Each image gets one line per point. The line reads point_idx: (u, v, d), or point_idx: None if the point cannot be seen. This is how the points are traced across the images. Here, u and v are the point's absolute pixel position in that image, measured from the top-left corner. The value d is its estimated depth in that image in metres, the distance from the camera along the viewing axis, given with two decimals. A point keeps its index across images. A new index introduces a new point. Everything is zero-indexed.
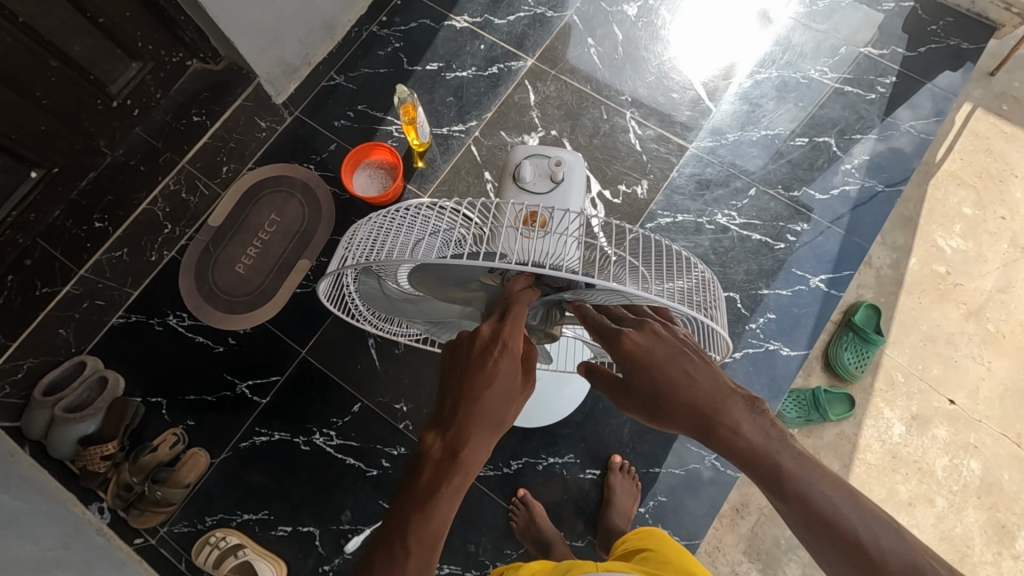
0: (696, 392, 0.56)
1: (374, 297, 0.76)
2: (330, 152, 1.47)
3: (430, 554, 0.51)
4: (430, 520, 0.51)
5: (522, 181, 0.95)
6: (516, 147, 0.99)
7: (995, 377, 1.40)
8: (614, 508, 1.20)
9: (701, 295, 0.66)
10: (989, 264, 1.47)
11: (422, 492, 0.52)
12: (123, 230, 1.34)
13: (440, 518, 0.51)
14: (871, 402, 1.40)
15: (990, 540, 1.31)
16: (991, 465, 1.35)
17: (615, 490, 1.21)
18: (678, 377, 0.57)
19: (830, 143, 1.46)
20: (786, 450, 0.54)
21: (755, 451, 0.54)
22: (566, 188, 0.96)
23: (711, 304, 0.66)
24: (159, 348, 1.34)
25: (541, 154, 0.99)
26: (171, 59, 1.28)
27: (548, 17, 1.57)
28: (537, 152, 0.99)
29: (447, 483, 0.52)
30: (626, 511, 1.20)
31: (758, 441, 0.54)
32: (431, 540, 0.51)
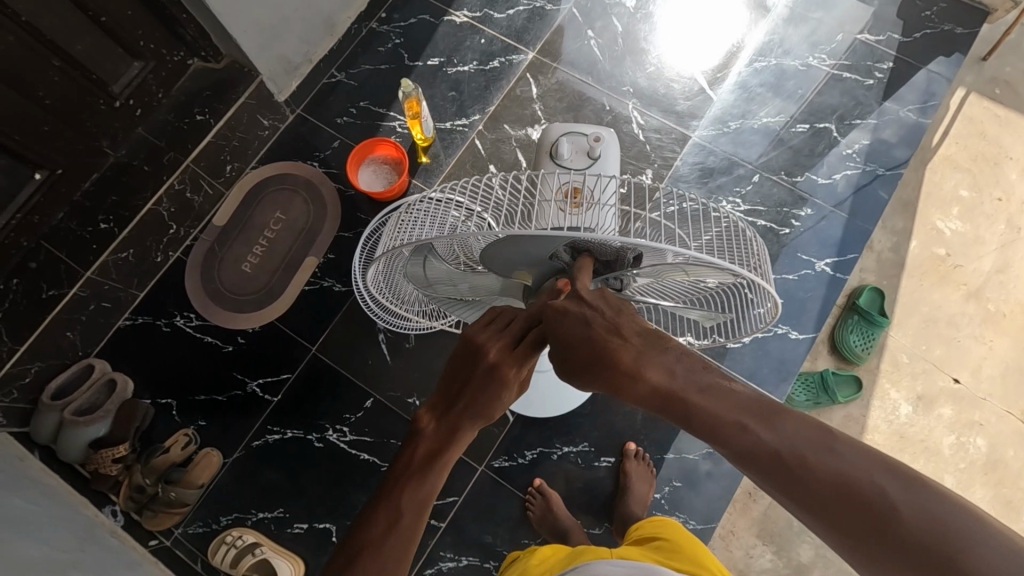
0: (650, 369, 0.54)
1: (417, 265, 0.80)
2: (333, 149, 1.47)
3: (418, 519, 0.58)
4: (422, 487, 0.60)
5: (559, 158, 0.92)
6: (551, 126, 0.97)
7: (996, 356, 1.43)
8: (631, 495, 1.21)
9: (748, 248, 0.66)
10: (987, 246, 1.50)
11: (417, 470, 0.60)
12: (129, 231, 1.34)
13: (424, 493, 0.60)
14: (877, 383, 1.41)
15: (997, 516, 1.33)
16: (996, 442, 1.37)
17: (632, 477, 1.22)
18: (628, 350, 0.56)
19: (830, 129, 1.48)
20: (770, 424, 0.49)
21: (726, 430, 0.50)
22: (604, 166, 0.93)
23: (757, 258, 0.66)
24: (167, 349, 1.33)
25: (579, 131, 0.96)
26: (172, 58, 1.27)
27: (547, 11, 1.57)
28: (572, 129, 0.96)
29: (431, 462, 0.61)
30: (643, 499, 1.21)
31: (735, 414, 0.50)
32: (418, 506, 0.59)
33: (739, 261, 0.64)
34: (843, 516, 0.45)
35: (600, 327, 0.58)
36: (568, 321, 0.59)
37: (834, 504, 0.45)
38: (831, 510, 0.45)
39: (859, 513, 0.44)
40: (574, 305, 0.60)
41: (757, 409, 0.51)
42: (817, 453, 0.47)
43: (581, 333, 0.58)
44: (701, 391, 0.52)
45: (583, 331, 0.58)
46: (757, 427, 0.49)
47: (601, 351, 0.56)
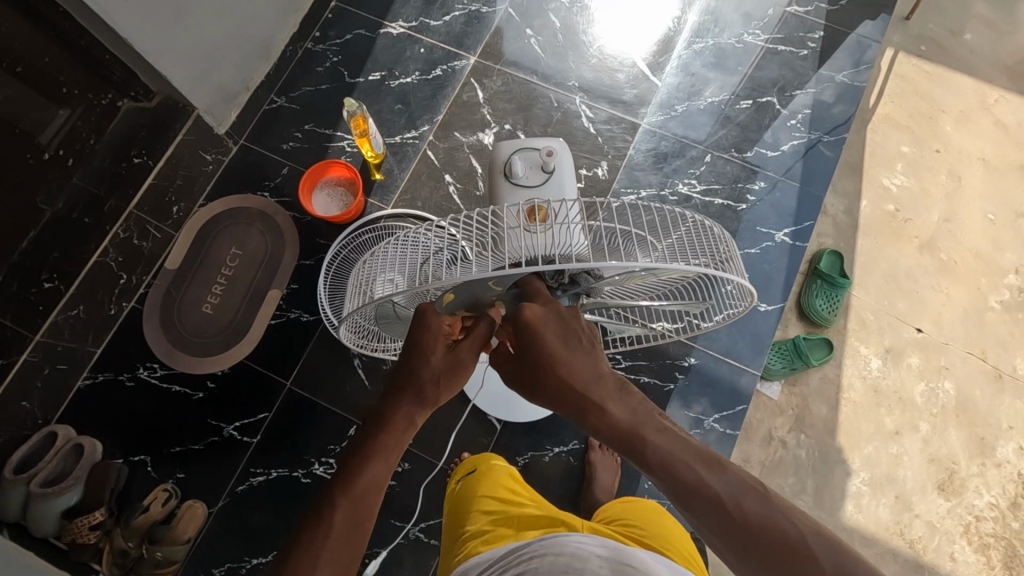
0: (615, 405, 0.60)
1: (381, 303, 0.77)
2: (282, 176, 1.43)
3: (357, 507, 0.59)
4: (360, 474, 0.61)
5: (514, 176, 0.93)
6: (500, 144, 0.97)
7: (954, 302, 1.49)
8: (598, 485, 1.21)
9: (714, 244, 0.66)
10: (932, 197, 1.55)
11: (359, 489, 0.60)
12: (77, 287, 1.27)
13: (364, 510, 0.60)
14: (847, 342, 1.46)
15: (973, 454, 1.39)
16: (964, 384, 1.43)
17: (596, 467, 1.23)
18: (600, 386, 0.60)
19: (773, 102, 1.51)
20: (713, 475, 0.56)
21: (677, 474, 0.57)
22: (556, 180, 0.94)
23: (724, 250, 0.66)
24: (133, 404, 1.29)
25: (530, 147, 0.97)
26: (100, 100, 1.22)
27: (484, 13, 1.56)
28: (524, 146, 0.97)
29: (371, 477, 0.61)
30: (608, 488, 1.22)
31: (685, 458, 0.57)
32: (359, 493, 0.60)
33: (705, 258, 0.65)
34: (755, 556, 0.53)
35: (575, 358, 0.61)
36: (541, 349, 0.60)
37: (759, 551, 0.53)
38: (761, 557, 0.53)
39: (776, 550, 0.52)
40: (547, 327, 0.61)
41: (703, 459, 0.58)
42: (749, 499, 0.55)
43: (550, 359, 0.60)
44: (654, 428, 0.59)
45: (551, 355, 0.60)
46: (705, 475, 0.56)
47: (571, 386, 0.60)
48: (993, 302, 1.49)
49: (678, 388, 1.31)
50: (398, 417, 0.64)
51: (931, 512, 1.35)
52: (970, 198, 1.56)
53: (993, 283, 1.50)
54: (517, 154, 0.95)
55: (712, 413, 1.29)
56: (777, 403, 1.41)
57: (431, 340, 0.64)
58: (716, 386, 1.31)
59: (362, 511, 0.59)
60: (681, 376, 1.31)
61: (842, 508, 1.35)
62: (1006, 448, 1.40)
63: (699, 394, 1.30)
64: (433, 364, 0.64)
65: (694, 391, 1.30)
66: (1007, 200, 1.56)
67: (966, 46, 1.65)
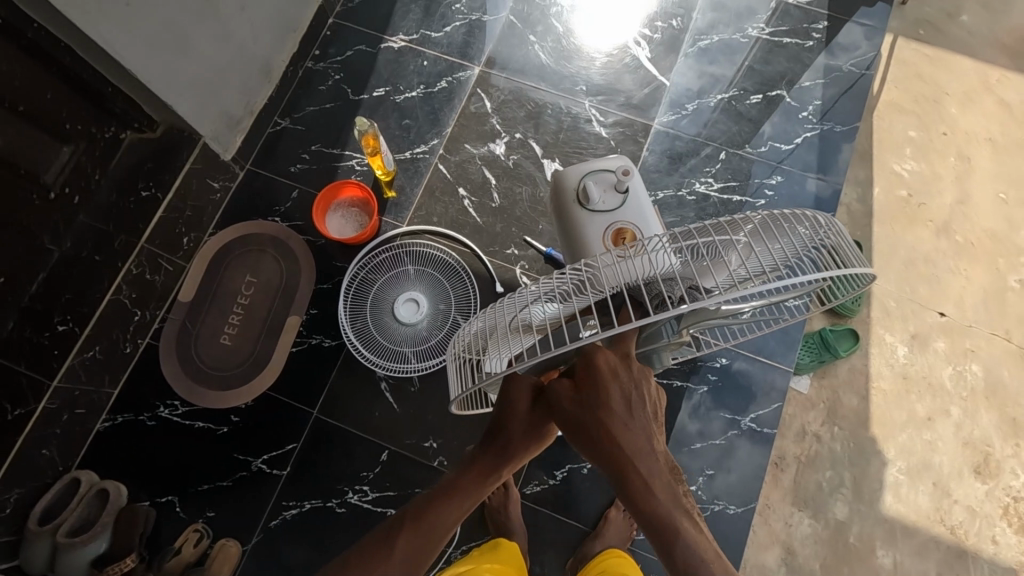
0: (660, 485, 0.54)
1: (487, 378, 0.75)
2: (292, 200, 1.40)
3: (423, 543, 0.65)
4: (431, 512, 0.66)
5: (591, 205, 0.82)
6: (567, 170, 0.86)
7: (975, 284, 1.49)
8: (604, 538, 1.17)
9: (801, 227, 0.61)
10: (944, 180, 1.55)
11: (427, 525, 0.66)
12: (91, 328, 1.22)
13: (425, 548, 0.65)
14: (872, 332, 1.45)
15: (1006, 435, 1.39)
16: (991, 366, 1.43)
17: (613, 523, 1.18)
18: (653, 463, 0.55)
19: (782, 95, 1.50)
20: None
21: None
22: (636, 201, 0.82)
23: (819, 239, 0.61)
24: (155, 443, 1.25)
25: (600, 169, 0.87)
26: (103, 135, 1.17)
27: (485, 22, 1.54)
28: (592, 168, 0.86)
29: (440, 518, 0.66)
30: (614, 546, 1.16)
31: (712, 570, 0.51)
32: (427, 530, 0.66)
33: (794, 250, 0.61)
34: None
35: (635, 424, 0.55)
36: (605, 402, 0.55)
37: None
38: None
39: None
40: (617, 378, 0.56)
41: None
42: None
43: (609, 416, 0.55)
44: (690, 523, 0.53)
45: (612, 409, 0.55)
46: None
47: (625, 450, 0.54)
48: (1013, 282, 1.49)
49: (711, 389, 1.29)
50: (479, 464, 0.66)
51: (970, 497, 1.35)
52: (982, 179, 1.56)
53: (1011, 263, 1.50)
54: (589, 177, 0.84)
55: (748, 414, 1.28)
56: (807, 398, 1.40)
57: (516, 397, 0.63)
58: (749, 385, 1.29)
59: (428, 545, 0.66)
60: (713, 377, 1.30)
61: (881, 499, 1.34)
62: None
63: (732, 394, 1.29)
64: (517, 420, 0.63)
65: (727, 391, 1.29)
66: (1018, 178, 1.56)
67: (966, 28, 1.66)
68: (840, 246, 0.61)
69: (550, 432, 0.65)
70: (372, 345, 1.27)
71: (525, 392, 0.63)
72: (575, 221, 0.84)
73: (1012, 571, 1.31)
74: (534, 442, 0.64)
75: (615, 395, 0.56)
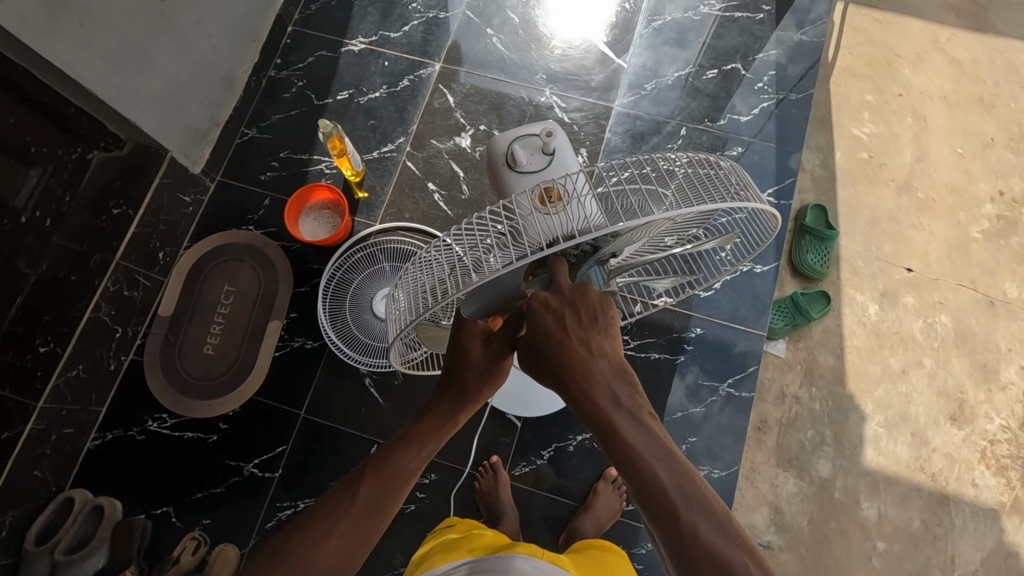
0: (604, 391, 0.57)
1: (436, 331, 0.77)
2: (265, 208, 1.42)
3: (385, 488, 0.68)
4: (392, 458, 0.69)
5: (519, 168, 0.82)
6: (497, 136, 0.86)
7: (938, 238, 1.53)
8: (591, 513, 1.19)
9: (735, 178, 0.60)
10: (902, 140, 1.59)
11: (389, 471, 0.68)
12: (73, 346, 1.23)
13: (385, 494, 0.67)
14: (843, 291, 1.49)
15: (978, 381, 1.43)
16: (960, 316, 1.47)
17: (599, 497, 1.20)
18: (596, 374, 0.57)
19: (738, 69, 1.53)
20: (678, 491, 0.53)
21: (643, 477, 0.54)
22: (564, 162, 0.82)
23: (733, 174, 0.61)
24: (146, 457, 1.27)
25: (528, 133, 0.86)
26: (70, 156, 1.17)
27: (442, 19, 1.57)
28: (520, 133, 0.86)
29: (401, 463, 0.69)
30: (599, 522, 1.19)
31: (654, 465, 0.54)
32: (388, 477, 0.68)
33: (732, 190, 0.58)
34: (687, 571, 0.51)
35: (575, 340, 0.58)
36: (544, 330, 0.58)
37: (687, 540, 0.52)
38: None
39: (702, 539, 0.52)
40: (554, 303, 0.59)
41: (674, 472, 0.54)
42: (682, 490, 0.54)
43: (549, 339, 0.58)
44: (631, 423, 0.56)
45: (550, 334, 0.58)
46: (668, 486, 0.53)
47: (566, 367, 0.57)
48: (975, 233, 1.53)
49: (688, 359, 1.32)
50: (439, 410, 0.71)
51: (948, 443, 1.39)
52: (939, 136, 1.60)
53: (972, 215, 1.55)
54: (516, 141, 0.83)
55: (726, 379, 1.31)
56: (784, 360, 1.44)
57: (468, 338, 0.68)
58: (725, 352, 1.32)
59: (392, 489, 0.68)
60: (689, 347, 1.33)
61: (862, 452, 1.38)
62: (1009, 370, 1.44)
63: (709, 362, 1.32)
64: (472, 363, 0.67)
65: (704, 359, 1.32)
66: (973, 132, 1.60)
67: None
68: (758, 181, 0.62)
69: (504, 374, 0.69)
70: (352, 342, 1.28)
71: (476, 337, 0.68)
72: (505, 188, 0.84)
73: (993, 511, 1.35)
74: (488, 378, 0.68)
75: (552, 322, 0.58)
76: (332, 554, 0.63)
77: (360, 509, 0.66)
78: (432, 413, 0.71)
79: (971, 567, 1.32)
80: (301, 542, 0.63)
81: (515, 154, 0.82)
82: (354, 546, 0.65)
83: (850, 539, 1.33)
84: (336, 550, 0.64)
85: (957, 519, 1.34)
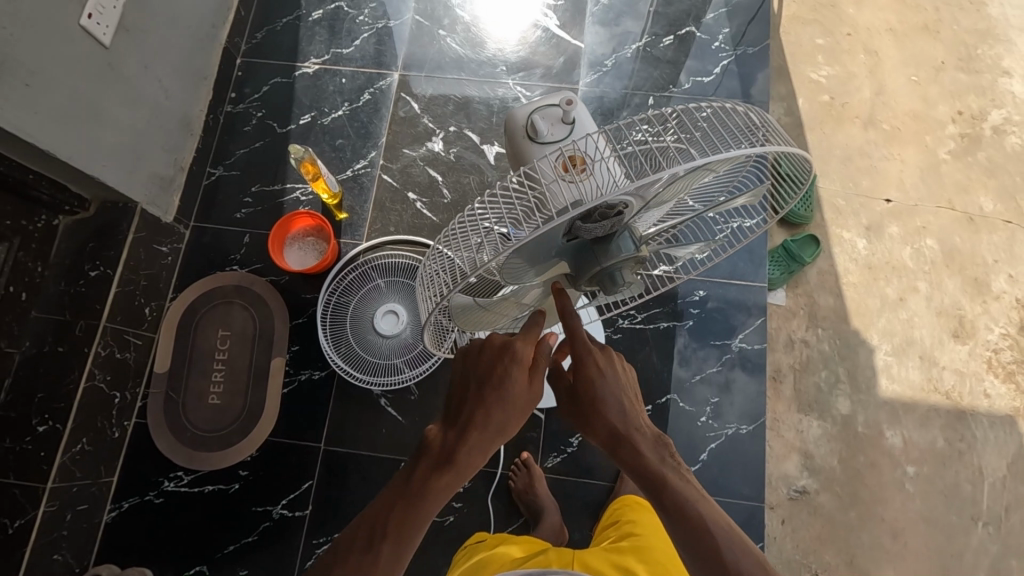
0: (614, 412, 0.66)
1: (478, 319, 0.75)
2: (245, 246, 1.38)
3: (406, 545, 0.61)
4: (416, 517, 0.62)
5: (542, 138, 0.76)
6: (511, 110, 0.80)
7: (910, 165, 1.56)
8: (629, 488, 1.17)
9: (753, 126, 0.60)
10: (859, 77, 1.63)
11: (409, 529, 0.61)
12: (73, 422, 1.15)
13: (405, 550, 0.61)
14: (830, 232, 1.51)
15: (973, 296, 1.47)
16: (944, 236, 1.51)
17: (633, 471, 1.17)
18: (642, 436, 0.66)
19: (692, 31, 1.54)
20: (733, 547, 0.59)
21: (696, 526, 0.60)
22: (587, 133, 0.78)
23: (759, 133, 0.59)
24: (168, 519, 1.22)
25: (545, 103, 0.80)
26: (36, 224, 1.16)
27: (392, 27, 1.55)
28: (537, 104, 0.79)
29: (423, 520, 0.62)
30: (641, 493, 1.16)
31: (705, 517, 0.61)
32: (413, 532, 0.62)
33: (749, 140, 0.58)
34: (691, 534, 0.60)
35: (624, 403, 0.67)
36: (598, 390, 0.66)
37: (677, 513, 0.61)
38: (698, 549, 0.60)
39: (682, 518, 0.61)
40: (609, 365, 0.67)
41: (728, 527, 0.61)
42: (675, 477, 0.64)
43: (597, 405, 0.67)
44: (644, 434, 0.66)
45: (602, 395, 0.66)
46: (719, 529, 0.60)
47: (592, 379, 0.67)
48: (944, 154, 1.57)
49: (695, 323, 1.33)
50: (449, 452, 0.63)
51: (955, 360, 1.42)
52: (893, 68, 1.64)
53: (938, 137, 1.59)
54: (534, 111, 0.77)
55: (736, 336, 1.32)
56: (787, 309, 1.46)
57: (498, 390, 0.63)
58: (731, 310, 1.33)
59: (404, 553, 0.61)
60: (695, 311, 1.33)
61: (878, 384, 1.40)
62: (999, 280, 1.48)
63: (717, 322, 1.33)
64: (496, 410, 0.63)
65: (711, 320, 1.33)
66: (924, 58, 1.65)
67: None
68: (780, 135, 0.61)
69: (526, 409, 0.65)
70: (359, 363, 1.26)
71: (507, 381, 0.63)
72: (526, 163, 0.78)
73: (1009, 418, 1.39)
74: (485, 445, 0.64)
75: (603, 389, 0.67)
76: None
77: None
78: (415, 478, 0.64)
79: (998, 475, 1.35)
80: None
81: (537, 125, 0.75)
82: None
83: (881, 470, 1.35)
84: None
85: (977, 431, 1.38)
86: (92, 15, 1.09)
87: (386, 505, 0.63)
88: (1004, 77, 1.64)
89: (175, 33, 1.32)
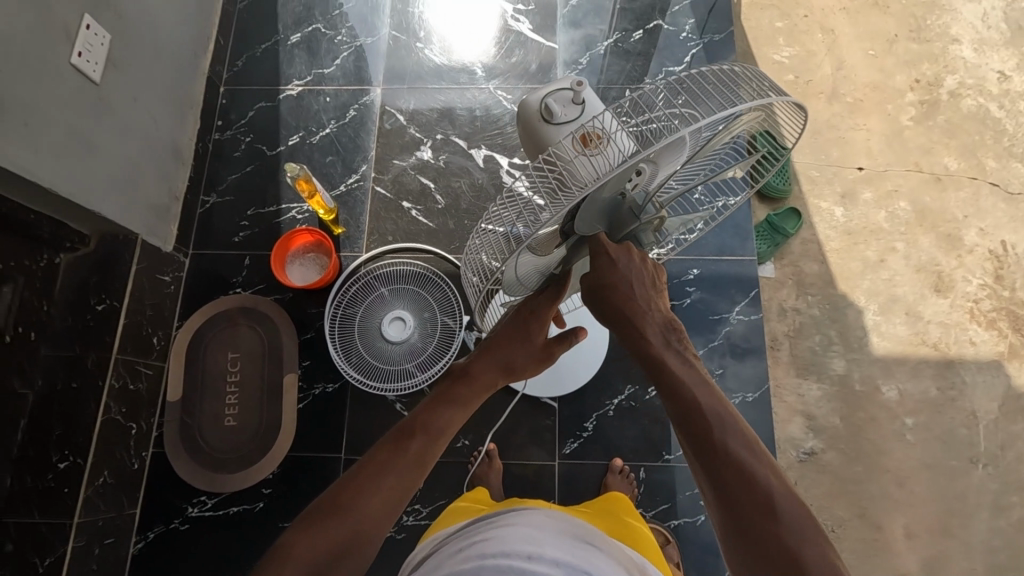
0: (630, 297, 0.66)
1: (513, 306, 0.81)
2: (246, 268, 1.40)
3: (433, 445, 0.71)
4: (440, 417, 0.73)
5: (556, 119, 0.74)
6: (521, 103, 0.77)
7: (875, 133, 1.64)
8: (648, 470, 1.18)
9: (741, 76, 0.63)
10: (819, 55, 1.71)
11: (437, 429, 0.72)
12: (94, 455, 1.17)
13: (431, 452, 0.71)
14: (808, 203, 1.58)
15: (948, 251, 1.54)
16: (915, 197, 1.59)
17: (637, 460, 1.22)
18: (650, 322, 0.66)
19: (659, 24, 1.61)
20: (731, 431, 0.60)
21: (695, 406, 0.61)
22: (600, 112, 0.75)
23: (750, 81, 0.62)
24: (196, 543, 1.23)
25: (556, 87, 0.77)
26: (38, 264, 1.15)
27: (369, 44, 1.59)
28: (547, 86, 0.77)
29: (442, 425, 0.73)
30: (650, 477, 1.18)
31: (705, 399, 0.61)
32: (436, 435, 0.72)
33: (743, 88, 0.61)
34: (685, 418, 0.61)
35: (640, 291, 0.67)
36: (615, 276, 0.66)
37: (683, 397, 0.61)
38: (693, 430, 0.60)
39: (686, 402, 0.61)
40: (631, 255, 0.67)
41: (727, 412, 0.61)
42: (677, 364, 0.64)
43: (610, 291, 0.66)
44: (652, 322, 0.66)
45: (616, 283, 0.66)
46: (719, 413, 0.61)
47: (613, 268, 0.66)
48: (906, 120, 1.66)
49: (690, 300, 1.38)
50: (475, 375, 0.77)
51: (938, 312, 1.49)
52: (850, 43, 1.72)
53: (899, 105, 1.67)
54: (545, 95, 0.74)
55: (731, 309, 1.37)
56: (776, 279, 1.52)
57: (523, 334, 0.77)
58: (722, 284, 1.39)
59: (435, 445, 0.71)
60: (691, 289, 1.39)
61: (869, 342, 1.47)
62: (970, 234, 1.56)
63: (711, 297, 1.38)
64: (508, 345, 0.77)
65: (705, 297, 1.38)
66: (878, 32, 1.73)
67: None
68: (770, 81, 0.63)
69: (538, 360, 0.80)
70: (374, 373, 1.28)
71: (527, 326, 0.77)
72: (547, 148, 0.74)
73: (995, 361, 1.46)
74: (495, 368, 0.77)
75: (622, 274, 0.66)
76: (382, 497, 0.64)
77: (406, 460, 0.68)
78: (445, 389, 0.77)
79: (990, 416, 1.42)
80: (347, 510, 0.62)
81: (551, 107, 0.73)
82: (401, 492, 0.66)
83: (881, 423, 1.41)
84: (377, 507, 0.64)
85: (966, 377, 1.45)
86: (81, 53, 1.11)
87: (416, 415, 0.73)
88: (954, 43, 1.73)
89: (157, 65, 1.34)
